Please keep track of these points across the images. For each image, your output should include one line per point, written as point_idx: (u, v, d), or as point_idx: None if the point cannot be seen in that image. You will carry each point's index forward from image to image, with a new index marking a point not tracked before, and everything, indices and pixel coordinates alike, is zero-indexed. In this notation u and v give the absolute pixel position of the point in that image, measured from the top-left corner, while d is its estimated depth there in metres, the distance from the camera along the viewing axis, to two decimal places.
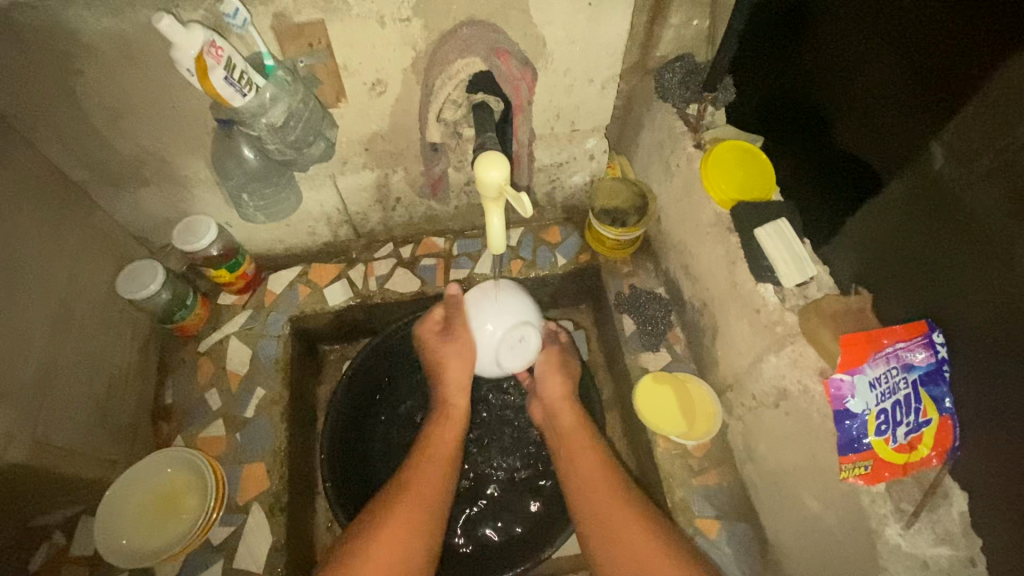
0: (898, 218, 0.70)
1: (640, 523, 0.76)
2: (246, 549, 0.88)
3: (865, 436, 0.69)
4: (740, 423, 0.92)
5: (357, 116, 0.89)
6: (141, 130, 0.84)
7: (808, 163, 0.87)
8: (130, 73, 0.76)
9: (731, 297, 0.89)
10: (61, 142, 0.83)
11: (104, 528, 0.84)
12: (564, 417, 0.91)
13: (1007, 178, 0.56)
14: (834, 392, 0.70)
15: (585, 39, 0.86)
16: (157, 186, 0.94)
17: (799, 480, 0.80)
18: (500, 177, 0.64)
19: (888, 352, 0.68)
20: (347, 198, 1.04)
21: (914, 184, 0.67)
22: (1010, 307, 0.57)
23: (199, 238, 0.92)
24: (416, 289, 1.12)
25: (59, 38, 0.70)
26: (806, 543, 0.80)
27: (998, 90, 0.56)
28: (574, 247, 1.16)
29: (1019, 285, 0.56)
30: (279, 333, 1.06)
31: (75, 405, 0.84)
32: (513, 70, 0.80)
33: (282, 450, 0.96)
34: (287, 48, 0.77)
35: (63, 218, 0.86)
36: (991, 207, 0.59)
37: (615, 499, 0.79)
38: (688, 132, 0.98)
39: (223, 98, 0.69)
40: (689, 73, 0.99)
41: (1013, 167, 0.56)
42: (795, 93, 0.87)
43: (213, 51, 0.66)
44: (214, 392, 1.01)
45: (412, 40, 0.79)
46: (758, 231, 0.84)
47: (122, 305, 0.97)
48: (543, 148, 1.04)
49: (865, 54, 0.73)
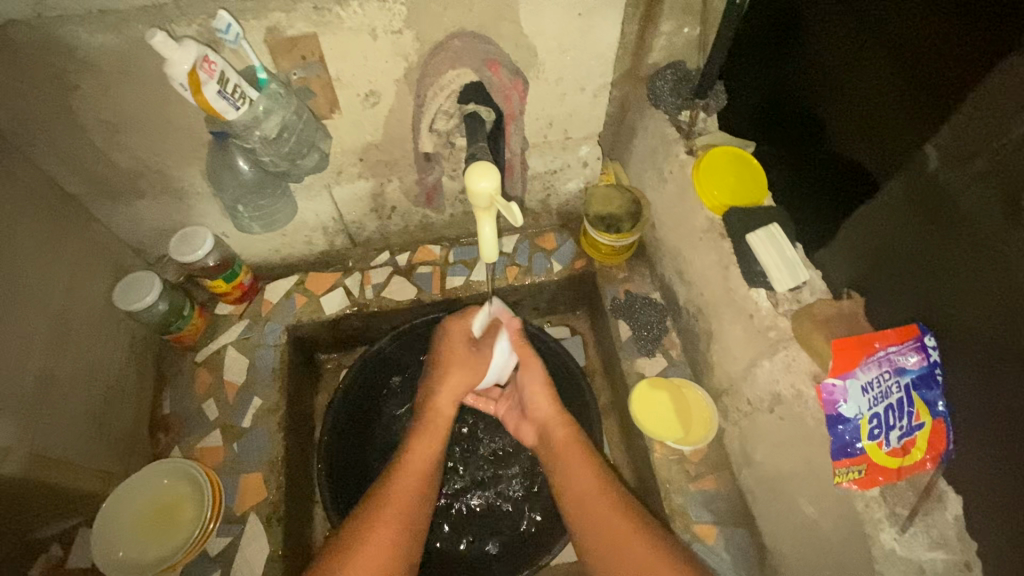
0: (895, 218, 0.70)
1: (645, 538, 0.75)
2: (244, 560, 0.88)
3: (859, 441, 0.69)
4: (735, 428, 0.92)
5: (351, 127, 0.90)
6: (137, 143, 0.85)
7: (802, 168, 0.87)
8: (123, 88, 0.77)
9: (724, 303, 0.90)
10: (56, 156, 0.84)
11: (100, 539, 0.83)
12: (560, 430, 0.90)
13: (1004, 178, 0.56)
14: (828, 397, 0.70)
15: (576, 49, 0.86)
16: (153, 198, 0.95)
17: (795, 485, 0.79)
18: (491, 187, 0.65)
19: (879, 356, 0.68)
20: (343, 207, 1.04)
21: (909, 186, 0.67)
22: (1008, 308, 0.57)
23: (194, 250, 0.93)
24: (412, 296, 1.12)
25: (53, 55, 0.71)
26: (800, 549, 0.80)
27: (994, 89, 0.56)
28: (569, 253, 1.17)
29: (1017, 287, 0.56)
30: (276, 342, 1.07)
31: (72, 417, 0.85)
32: (503, 79, 0.86)
33: (280, 459, 0.97)
34: (280, 61, 0.77)
35: (60, 232, 0.87)
36: (985, 209, 0.59)
37: (616, 512, 0.78)
38: (681, 139, 0.99)
39: (217, 112, 0.69)
40: (680, 80, 1.00)
41: (1007, 167, 0.56)
42: (787, 97, 0.87)
43: (206, 65, 0.66)
44: (211, 402, 1.01)
45: (405, 52, 0.80)
46: (751, 236, 0.84)
47: (119, 317, 0.97)
48: (537, 156, 1.05)
49: (857, 57, 0.73)
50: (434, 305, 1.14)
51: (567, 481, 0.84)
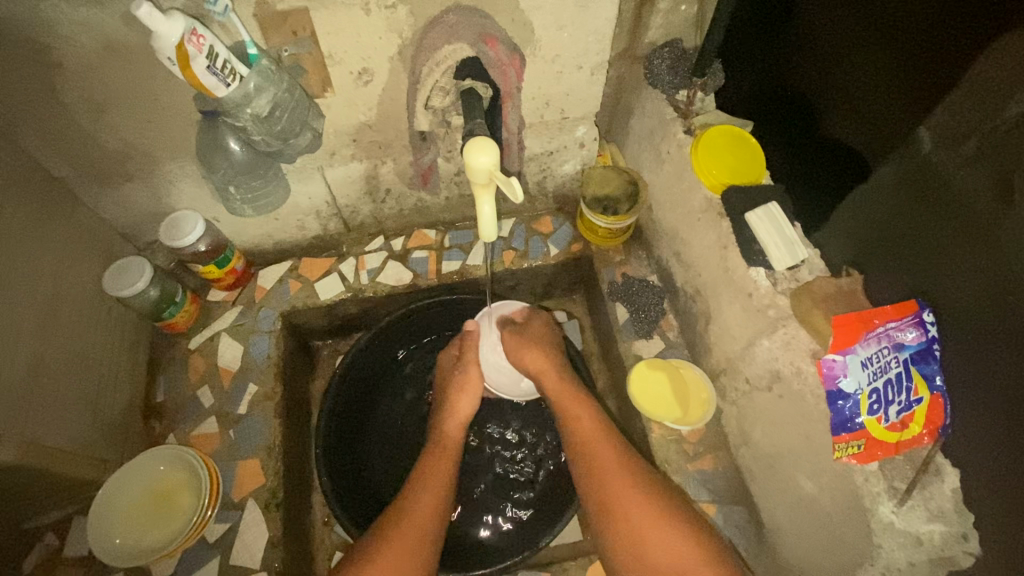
0: (889, 201, 0.70)
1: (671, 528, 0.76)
2: (243, 546, 0.88)
3: (858, 415, 0.70)
4: (733, 408, 0.92)
5: (345, 107, 0.88)
6: (124, 123, 0.83)
7: (798, 150, 0.87)
8: (110, 67, 0.75)
9: (723, 283, 0.90)
10: (40, 137, 0.82)
11: (97, 529, 0.83)
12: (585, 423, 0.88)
13: (998, 158, 0.57)
14: (828, 372, 0.71)
15: (573, 24, 0.85)
16: (142, 181, 0.93)
17: (793, 462, 0.80)
18: (490, 162, 0.64)
19: (879, 332, 0.69)
20: (336, 189, 1.03)
21: (904, 169, 0.67)
22: (997, 291, 0.58)
23: (185, 234, 0.91)
24: (408, 282, 1.11)
25: (34, 29, 0.69)
26: (800, 524, 0.81)
27: (987, 71, 0.57)
28: (567, 237, 1.16)
29: (1009, 271, 0.56)
30: (271, 329, 1.05)
31: (63, 404, 0.83)
32: (501, 54, 0.82)
33: (277, 445, 0.96)
34: (271, 37, 0.76)
35: (47, 216, 0.85)
36: (979, 192, 0.59)
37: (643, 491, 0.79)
38: (678, 118, 0.98)
39: (206, 87, 0.68)
40: (678, 58, 0.99)
41: (1001, 148, 0.56)
42: (783, 80, 0.87)
43: (194, 39, 0.65)
44: (205, 389, 1.00)
45: (398, 27, 0.78)
46: (750, 215, 0.84)
47: (110, 304, 0.96)
48: (532, 137, 1.04)
49: (851, 42, 0.74)
50: (430, 290, 1.13)
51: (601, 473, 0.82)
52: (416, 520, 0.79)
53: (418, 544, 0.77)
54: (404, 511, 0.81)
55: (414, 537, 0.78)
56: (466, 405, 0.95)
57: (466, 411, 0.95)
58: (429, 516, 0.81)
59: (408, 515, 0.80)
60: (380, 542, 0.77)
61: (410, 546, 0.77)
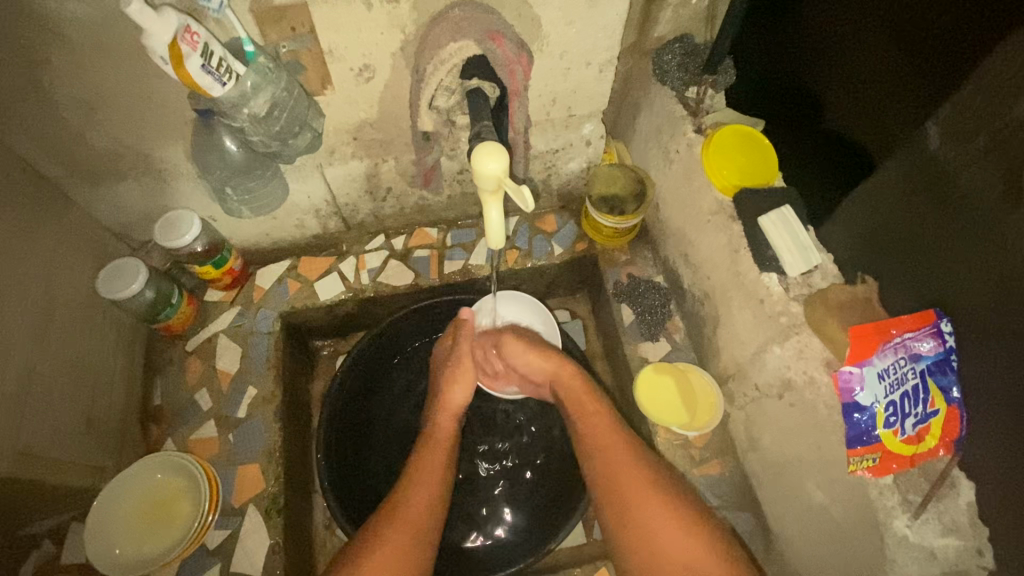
0: (894, 196, 0.68)
1: (677, 529, 0.74)
2: (243, 552, 0.87)
3: (875, 428, 0.68)
4: (741, 413, 0.91)
5: (345, 104, 0.85)
6: (115, 121, 0.80)
7: (806, 147, 0.84)
8: (101, 62, 0.72)
9: (733, 287, 0.87)
10: (27, 136, 0.78)
11: (95, 539, 0.81)
12: (586, 420, 0.86)
13: (1008, 155, 0.54)
14: (843, 385, 0.69)
15: (582, 20, 0.82)
16: (134, 179, 0.90)
17: (803, 470, 0.79)
18: (499, 169, 0.61)
19: (896, 342, 0.67)
20: (336, 188, 1.00)
21: (910, 165, 0.65)
22: (1005, 289, 0.57)
23: (181, 235, 0.88)
24: (409, 282, 1.09)
25: (19, 25, 0.66)
26: (810, 533, 0.80)
27: (998, 66, 0.54)
28: (571, 235, 1.13)
29: (1016, 269, 0.55)
30: (270, 330, 1.03)
31: (57, 411, 0.81)
32: (508, 52, 0.78)
33: (277, 449, 0.94)
34: (268, 33, 0.73)
35: (37, 218, 0.82)
36: (986, 188, 0.57)
37: (648, 491, 0.77)
38: (688, 116, 0.95)
39: (202, 87, 0.65)
40: (688, 55, 0.96)
41: (1009, 146, 0.54)
42: (789, 72, 0.85)
43: (188, 36, 0.62)
44: (203, 392, 0.98)
45: (401, 22, 0.75)
46: (763, 219, 0.82)
47: (104, 306, 0.93)
48: (538, 134, 1.01)
49: (859, 34, 0.71)
50: (431, 291, 1.11)
51: (603, 467, 0.81)
52: (409, 515, 0.78)
53: (410, 540, 0.76)
54: (397, 505, 0.79)
55: (408, 532, 0.76)
56: (459, 399, 0.94)
57: (459, 404, 0.93)
58: (423, 511, 0.79)
59: (403, 508, 0.79)
60: (373, 537, 0.76)
61: (403, 541, 0.75)
